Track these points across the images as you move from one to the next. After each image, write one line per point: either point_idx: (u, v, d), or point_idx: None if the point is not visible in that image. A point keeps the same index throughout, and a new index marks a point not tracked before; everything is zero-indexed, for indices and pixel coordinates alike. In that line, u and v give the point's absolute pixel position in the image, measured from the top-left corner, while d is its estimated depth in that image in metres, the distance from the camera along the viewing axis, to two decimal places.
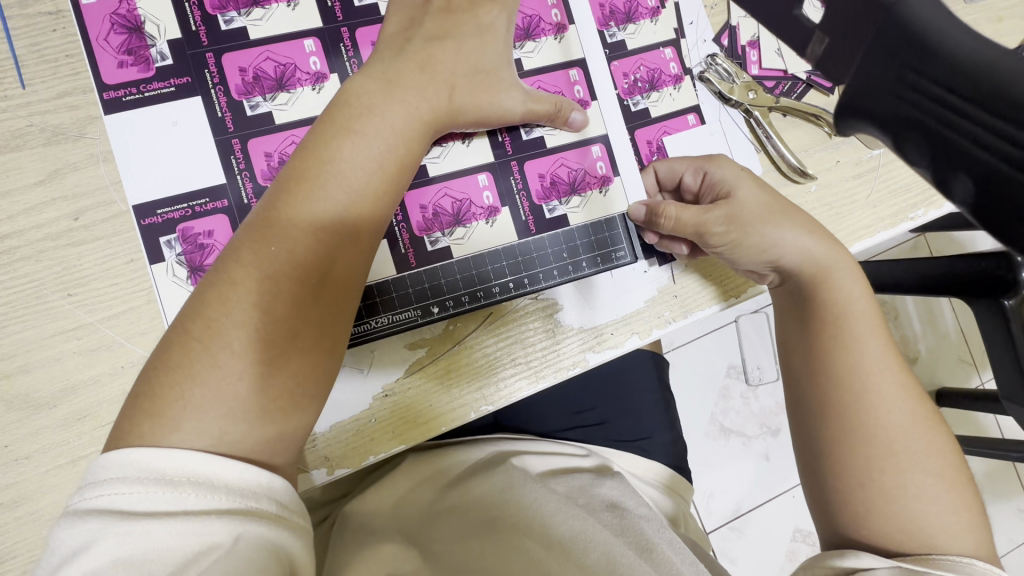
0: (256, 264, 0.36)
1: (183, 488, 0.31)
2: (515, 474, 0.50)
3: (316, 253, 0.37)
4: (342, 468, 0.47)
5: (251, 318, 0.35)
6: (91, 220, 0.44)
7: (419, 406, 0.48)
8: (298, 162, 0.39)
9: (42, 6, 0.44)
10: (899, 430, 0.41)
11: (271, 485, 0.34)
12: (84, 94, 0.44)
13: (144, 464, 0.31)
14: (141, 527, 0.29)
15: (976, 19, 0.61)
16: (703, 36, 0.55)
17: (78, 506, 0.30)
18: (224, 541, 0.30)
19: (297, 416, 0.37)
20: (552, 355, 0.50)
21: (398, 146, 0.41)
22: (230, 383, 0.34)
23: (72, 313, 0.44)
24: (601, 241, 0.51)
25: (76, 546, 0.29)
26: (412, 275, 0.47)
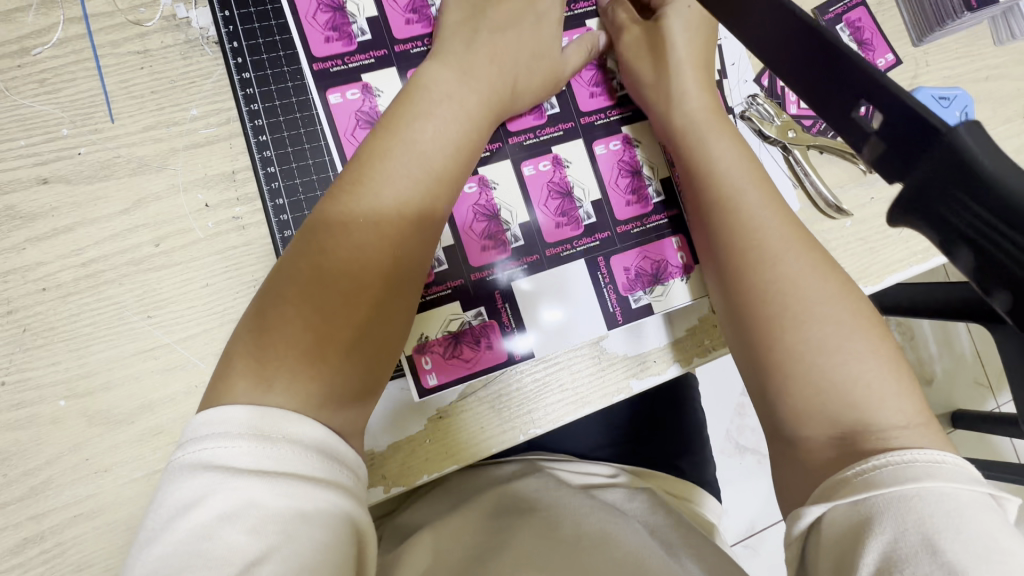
0: (338, 242, 0.40)
1: (278, 445, 0.34)
2: (549, 481, 0.59)
3: (390, 232, 0.42)
4: (397, 485, 0.49)
5: (335, 292, 0.39)
6: (171, 246, 0.47)
7: (472, 428, 0.51)
8: (374, 145, 0.43)
9: (131, 45, 0.47)
10: (803, 291, 0.43)
11: (344, 454, 0.37)
12: (167, 128, 0.47)
13: (240, 421, 0.35)
14: (244, 483, 0.33)
15: (1007, 62, 0.63)
16: (743, 76, 0.57)
17: (187, 460, 0.34)
18: (312, 507, 0.33)
19: (380, 363, 0.42)
20: (597, 380, 0.53)
21: (461, 127, 0.46)
22: (319, 346, 0.38)
23: (150, 334, 0.46)
24: (650, 265, 0.54)
25: (188, 500, 0.32)
26: (542, 243, 0.52)
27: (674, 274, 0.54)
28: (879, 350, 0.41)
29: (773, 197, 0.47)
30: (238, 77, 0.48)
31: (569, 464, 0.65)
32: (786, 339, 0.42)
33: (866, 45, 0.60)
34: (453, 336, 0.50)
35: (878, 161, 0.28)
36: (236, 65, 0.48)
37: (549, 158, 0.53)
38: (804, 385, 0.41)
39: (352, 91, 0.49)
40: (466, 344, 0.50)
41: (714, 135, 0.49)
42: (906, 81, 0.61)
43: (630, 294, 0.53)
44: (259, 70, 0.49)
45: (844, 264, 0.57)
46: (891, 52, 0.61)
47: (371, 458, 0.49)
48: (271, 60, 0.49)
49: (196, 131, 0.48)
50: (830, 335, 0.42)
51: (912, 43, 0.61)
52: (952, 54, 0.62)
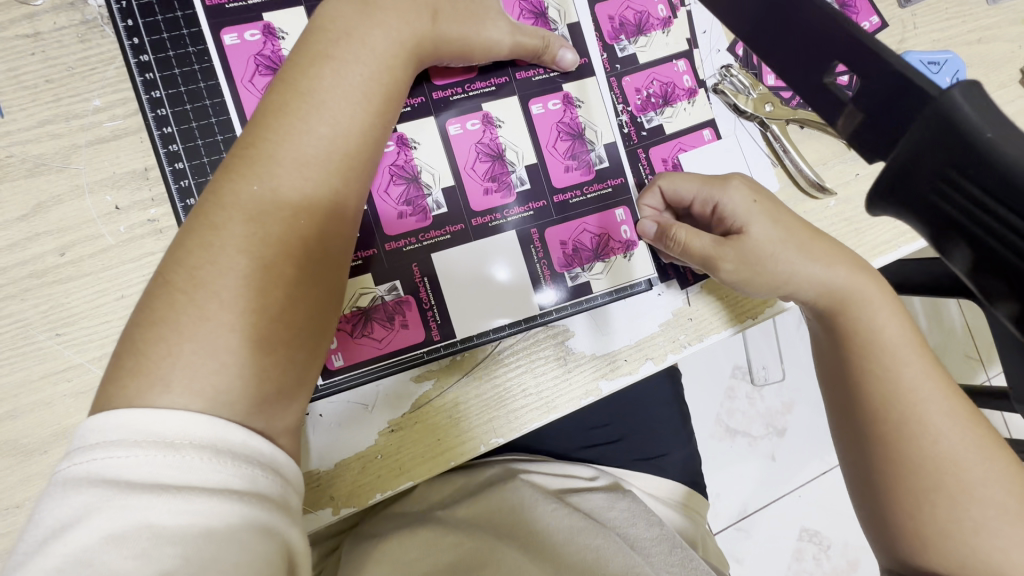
0: (236, 207, 0.34)
1: (183, 451, 0.29)
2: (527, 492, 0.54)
3: (301, 194, 0.36)
4: (348, 506, 0.45)
5: (236, 263, 0.33)
6: (79, 255, 0.42)
7: (428, 440, 0.47)
8: (274, 99, 0.36)
9: (18, 28, 0.41)
10: (960, 462, 0.39)
11: (268, 458, 0.32)
12: (67, 122, 0.42)
13: (135, 424, 0.29)
14: (138, 498, 0.27)
15: (999, 22, 0.58)
16: (716, 45, 0.52)
17: (71, 472, 0.29)
18: (222, 525, 0.28)
19: (300, 352, 0.36)
20: (564, 384, 0.48)
21: (381, 72, 0.39)
22: (224, 334, 0.32)
23: (60, 354, 0.41)
24: (606, 246, 0.49)
25: (69, 518, 0.27)
26: (468, 213, 0.46)
27: (612, 242, 0.49)
28: (993, 453, 0.39)
29: (838, 300, 0.43)
30: (136, 61, 0.42)
31: (547, 466, 0.60)
32: (941, 505, 0.38)
33: (849, 8, 0.55)
34: (365, 312, 0.45)
35: (856, 136, 0.29)
36: (132, 46, 0.42)
37: (479, 117, 0.46)
38: (946, 499, 0.38)
39: (251, 32, 0.44)
40: (382, 321, 0.45)
41: (866, 298, 0.42)
42: (893, 45, 0.56)
43: (568, 271, 0.48)
44: (160, 52, 0.43)
45: None
46: (876, 15, 0.56)
47: (316, 476, 0.45)
48: (173, 40, 0.43)
49: (100, 124, 0.42)
50: (960, 445, 0.39)
51: (899, 3, 0.56)
52: (941, 15, 0.57)
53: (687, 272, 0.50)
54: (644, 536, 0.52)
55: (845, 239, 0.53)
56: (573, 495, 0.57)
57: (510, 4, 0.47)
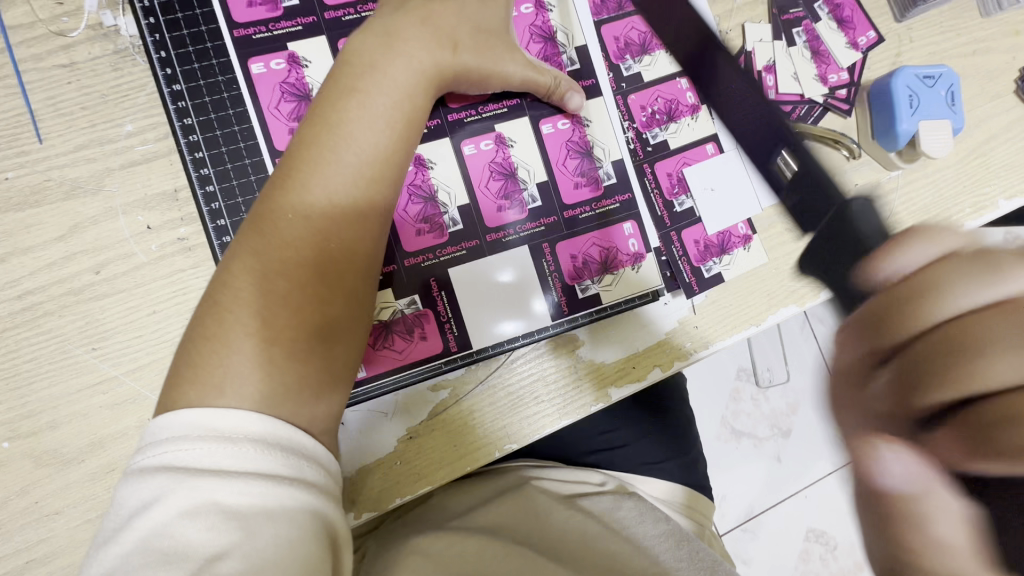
0: (276, 231, 0.37)
1: (244, 444, 0.32)
2: (542, 503, 0.56)
3: (334, 218, 0.39)
4: (369, 511, 0.47)
5: (277, 282, 0.36)
6: (113, 273, 0.44)
7: (444, 445, 0.48)
8: (306, 130, 0.39)
9: (55, 59, 0.44)
10: None
11: (315, 451, 0.35)
12: (101, 146, 0.44)
13: (197, 421, 0.32)
14: (206, 483, 0.30)
15: (992, 34, 0.60)
16: None
17: (144, 462, 0.32)
18: (280, 507, 0.31)
19: (334, 362, 0.38)
20: (574, 390, 0.50)
21: (402, 101, 0.42)
22: (270, 343, 0.35)
23: (96, 366, 0.44)
24: (616, 263, 0.51)
25: (146, 500, 0.30)
26: (482, 230, 0.48)
27: (621, 256, 0.51)
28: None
29: None
30: (168, 90, 0.45)
31: (561, 472, 0.62)
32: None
33: (846, 23, 0.57)
34: (385, 324, 0.47)
35: None
36: (166, 76, 0.45)
37: (492, 137, 0.48)
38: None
39: (275, 60, 0.46)
40: (401, 333, 0.47)
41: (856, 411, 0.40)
42: (889, 59, 0.58)
43: (579, 283, 0.50)
44: (191, 82, 0.45)
45: None
46: (873, 29, 0.57)
47: None
48: (203, 70, 0.45)
49: (132, 147, 0.45)
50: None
51: (894, 18, 0.58)
52: (936, 28, 0.59)
53: (693, 282, 0.52)
54: (651, 535, 0.54)
55: None
56: (587, 497, 0.58)
57: (520, 28, 0.50)
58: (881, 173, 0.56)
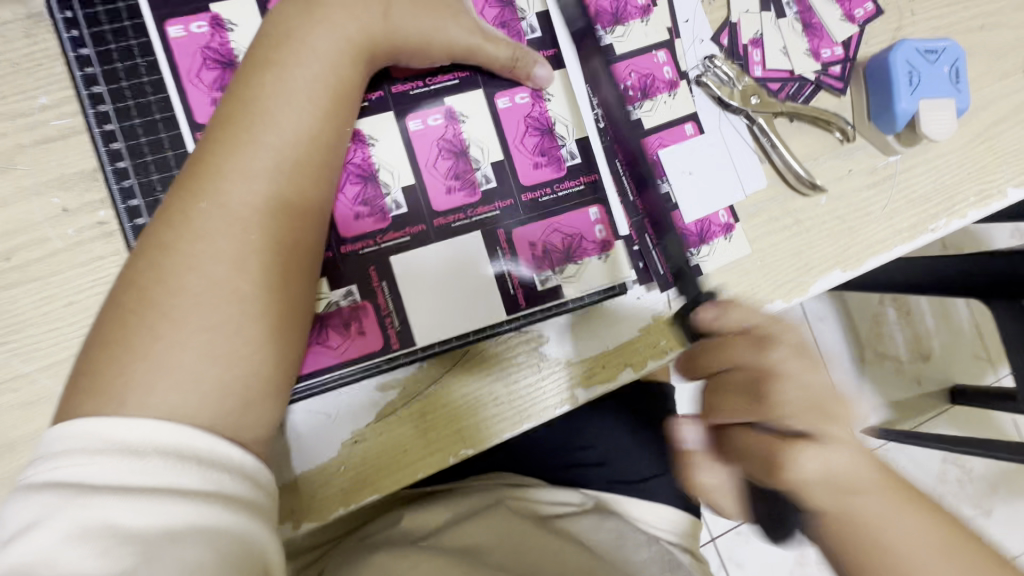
0: (187, 222, 0.34)
1: (148, 458, 0.30)
2: (514, 521, 0.51)
3: (254, 204, 0.36)
4: (309, 521, 0.43)
5: (189, 279, 0.34)
6: (26, 260, 0.40)
7: (393, 451, 0.44)
8: (221, 117, 0.37)
9: None
10: None
11: (240, 462, 0.33)
12: (11, 120, 0.40)
13: (99, 432, 0.30)
14: (102, 505, 0.28)
15: (1004, 6, 0.55)
16: (699, 35, 0.50)
17: (36, 477, 0.29)
18: (184, 526, 0.29)
19: (258, 360, 0.35)
20: (538, 393, 0.46)
21: (329, 73, 0.38)
22: (186, 339, 0.33)
23: (7, 363, 0.40)
24: (582, 254, 0.47)
25: (32, 521, 0.28)
26: (426, 210, 0.44)
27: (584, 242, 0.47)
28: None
29: None
30: (75, 54, 0.40)
31: (540, 491, 0.56)
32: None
33: None
34: (322, 319, 0.42)
35: None
36: (71, 38, 0.40)
37: (442, 112, 0.44)
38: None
39: (196, 23, 0.42)
40: (336, 325, 0.42)
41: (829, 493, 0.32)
42: (889, 32, 0.53)
43: (538, 273, 0.46)
44: (101, 45, 0.41)
45: (817, 246, 0.50)
46: (870, 1, 0.53)
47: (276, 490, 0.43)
48: (116, 33, 0.41)
49: (47, 122, 0.41)
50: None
51: None
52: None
53: (668, 274, 0.48)
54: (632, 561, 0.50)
55: (835, 237, 0.51)
56: (563, 518, 0.53)
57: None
58: (879, 157, 0.52)
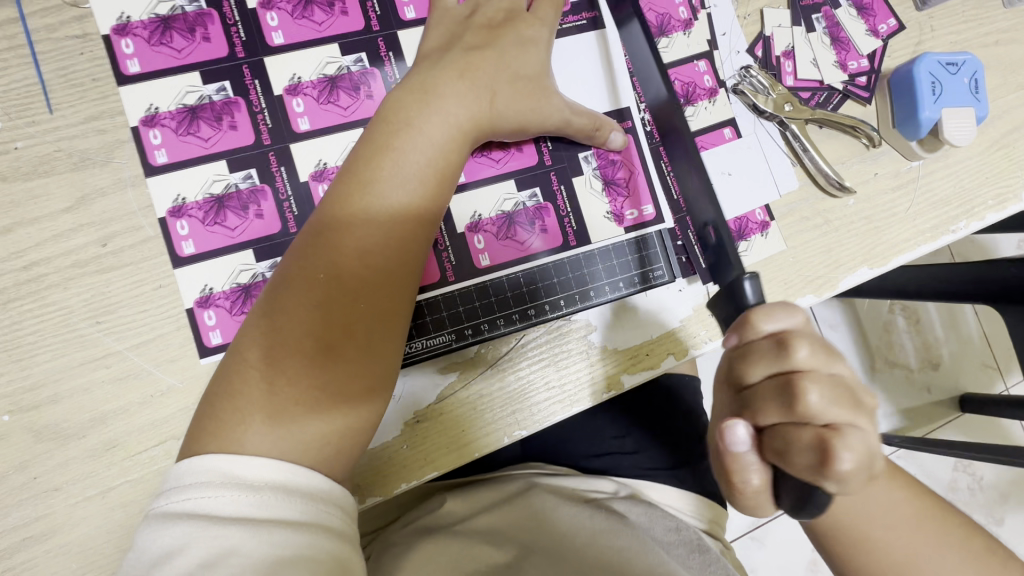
0: (307, 289, 0.37)
1: (265, 493, 0.32)
2: (551, 501, 0.53)
3: (361, 274, 0.38)
4: (372, 497, 0.46)
5: (304, 343, 0.36)
6: (120, 246, 0.43)
7: (452, 431, 0.47)
8: (421, 183, 0.40)
9: (69, 30, 0.43)
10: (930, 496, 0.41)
11: (334, 494, 0.35)
12: (111, 118, 0.44)
13: (225, 469, 0.33)
14: (226, 530, 0.30)
15: (1016, 24, 0.59)
16: (736, 47, 0.54)
17: (167, 507, 0.32)
18: (295, 554, 0.31)
19: (341, 399, 0.36)
20: (587, 378, 0.49)
21: (437, 158, 0.41)
22: (300, 381, 0.35)
23: (100, 341, 0.43)
24: (639, 258, 0.50)
25: (167, 547, 0.30)
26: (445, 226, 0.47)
27: (624, 199, 0.51)
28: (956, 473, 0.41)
29: None
30: (216, 80, 0.45)
31: (568, 475, 0.59)
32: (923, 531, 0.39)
33: (867, 11, 0.56)
34: None
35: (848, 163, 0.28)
36: (217, 80, 0.45)
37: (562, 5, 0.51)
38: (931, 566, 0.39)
39: (325, 64, 0.46)
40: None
41: None
42: (910, 47, 0.57)
43: (583, 158, 0.50)
44: (235, 68, 0.45)
45: (847, 245, 0.53)
46: (893, 17, 0.57)
47: None
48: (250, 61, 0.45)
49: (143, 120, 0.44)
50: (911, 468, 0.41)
51: (915, 7, 0.57)
52: (958, 17, 0.58)
53: (710, 268, 0.51)
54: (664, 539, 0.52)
55: (863, 237, 0.53)
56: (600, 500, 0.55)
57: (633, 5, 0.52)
58: (902, 163, 0.55)
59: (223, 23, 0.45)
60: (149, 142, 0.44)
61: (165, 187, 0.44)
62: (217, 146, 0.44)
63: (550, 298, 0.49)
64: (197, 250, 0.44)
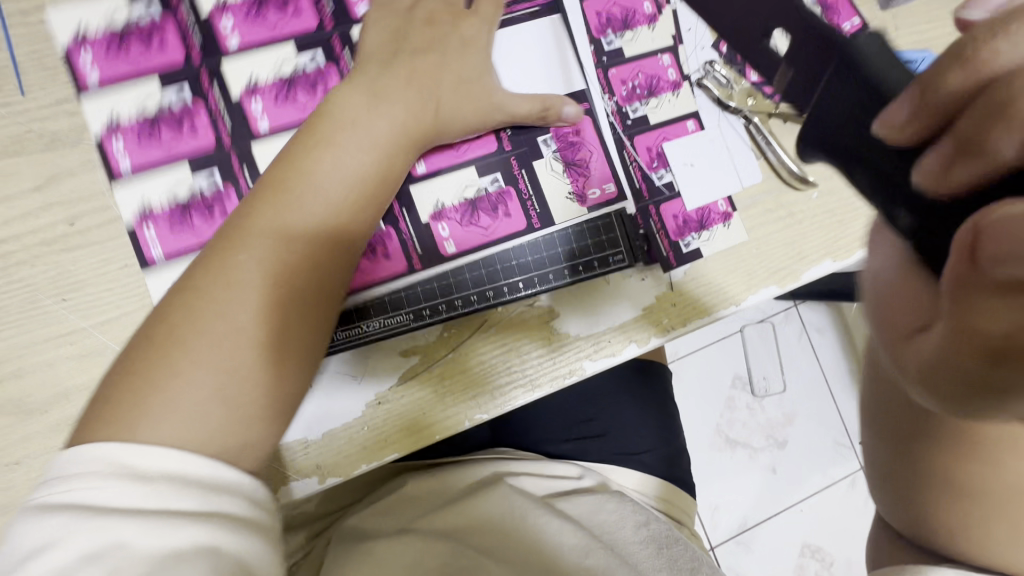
0: (230, 271, 0.38)
1: (157, 484, 0.32)
2: (516, 499, 0.52)
3: (284, 260, 0.39)
4: (333, 476, 0.46)
5: (220, 323, 0.36)
6: (87, 225, 0.44)
7: (413, 413, 0.48)
8: (355, 180, 0.42)
9: (42, 15, 0.45)
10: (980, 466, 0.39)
11: (236, 484, 0.34)
12: (82, 101, 0.45)
13: (114, 459, 0.32)
14: (111, 523, 0.30)
15: None
16: (701, 43, 0.54)
17: (47, 499, 0.31)
18: (187, 546, 0.30)
19: (248, 383, 0.36)
20: (548, 363, 0.50)
21: (374, 155, 0.44)
22: (204, 374, 0.35)
23: (65, 318, 0.43)
24: (598, 243, 0.51)
25: (43, 542, 0.30)
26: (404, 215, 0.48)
27: (587, 179, 0.52)
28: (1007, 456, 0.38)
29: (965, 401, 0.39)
30: (173, 86, 0.46)
31: (536, 465, 0.60)
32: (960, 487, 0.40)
33: (830, 9, 0.57)
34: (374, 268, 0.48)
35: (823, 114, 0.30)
36: (173, 82, 0.46)
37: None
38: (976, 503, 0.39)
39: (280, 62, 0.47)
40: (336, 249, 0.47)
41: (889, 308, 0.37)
42: None
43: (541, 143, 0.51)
44: (192, 71, 0.46)
45: (810, 237, 0.54)
46: (857, 15, 0.58)
47: (304, 446, 0.46)
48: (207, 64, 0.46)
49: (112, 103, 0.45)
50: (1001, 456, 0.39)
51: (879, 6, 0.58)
52: (923, 17, 0.59)
53: (670, 257, 0.52)
54: (631, 544, 0.50)
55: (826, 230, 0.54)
56: (561, 498, 0.54)
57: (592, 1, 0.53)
58: None
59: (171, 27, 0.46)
60: (114, 150, 0.45)
61: (130, 197, 0.45)
62: (178, 149, 0.45)
63: (508, 281, 0.49)
64: (163, 255, 0.45)
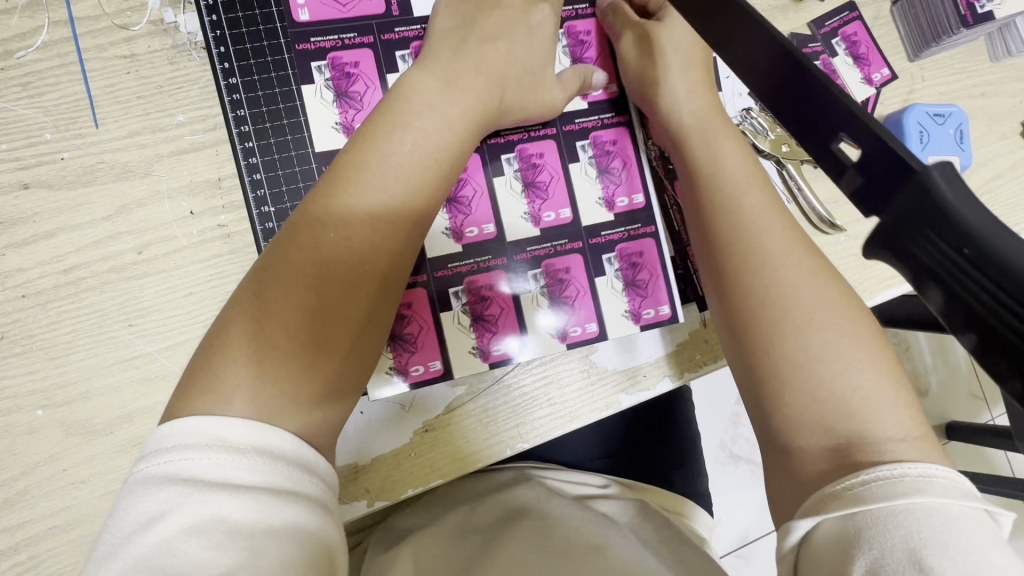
0: (312, 248, 0.37)
1: (250, 457, 0.32)
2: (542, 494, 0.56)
3: (369, 240, 0.39)
4: (381, 500, 0.49)
5: (308, 301, 0.37)
6: (155, 254, 0.46)
7: (457, 439, 0.50)
8: (435, 153, 0.43)
9: (117, 49, 0.46)
10: (805, 311, 0.39)
11: (313, 463, 0.34)
12: (153, 134, 0.47)
13: (211, 434, 0.32)
14: (212, 497, 0.30)
15: (1002, 77, 0.62)
16: (738, 90, 0.57)
17: (147, 472, 0.31)
18: (277, 522, 0.30)
19: (328, 361, 0.37)
20: (586, 395, 0.52)
21: (449, 140, 0.43)
22: (255, 365, 0.35)
23: (131, 343, 0.45)
24: None
25: (152, 514, 0.30)
26: (564, 136, 0.53)
27: (616, 187, 0.53)
28: (827, 279, 0.40)
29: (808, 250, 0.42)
30: (247, 158, 0.48)
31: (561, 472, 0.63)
32: (778, 342, 0.39)
33: (863, 59, 0.60)
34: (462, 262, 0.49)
35: (856, 194, 0.28)
36: (245, 150, 0.47)
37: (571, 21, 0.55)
38: (800, 390, 0.37)
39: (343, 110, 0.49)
40: (457, 209, 0.50)
41: (716, 137, 0.47)
42: (901, 95, 0.61)
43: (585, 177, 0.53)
44: (263, 137, 0.48)
45: None
46: (887, 66, 0.60)
47: (354, 470, 0.48)
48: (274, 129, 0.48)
49: (182, 137, 0.47)
50: (798, 272, 0.40)
51: (908, 58, 0.61)
52: (948, 69, 0.61)
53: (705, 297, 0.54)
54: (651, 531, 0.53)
55: (852, 273, 0.57)
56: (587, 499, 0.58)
57: None
58: None
59: (237, 78, 0.48)
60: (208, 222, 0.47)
61: None
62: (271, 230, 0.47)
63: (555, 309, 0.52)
64: None
